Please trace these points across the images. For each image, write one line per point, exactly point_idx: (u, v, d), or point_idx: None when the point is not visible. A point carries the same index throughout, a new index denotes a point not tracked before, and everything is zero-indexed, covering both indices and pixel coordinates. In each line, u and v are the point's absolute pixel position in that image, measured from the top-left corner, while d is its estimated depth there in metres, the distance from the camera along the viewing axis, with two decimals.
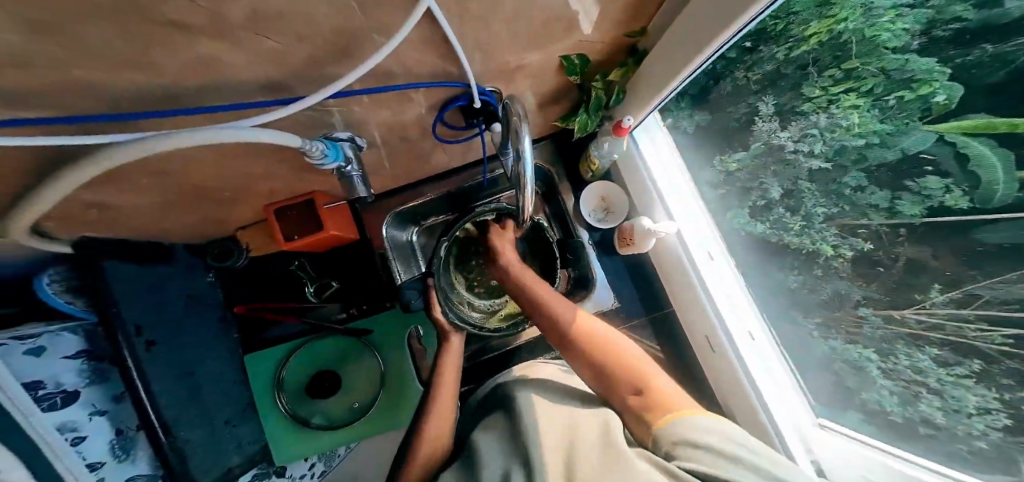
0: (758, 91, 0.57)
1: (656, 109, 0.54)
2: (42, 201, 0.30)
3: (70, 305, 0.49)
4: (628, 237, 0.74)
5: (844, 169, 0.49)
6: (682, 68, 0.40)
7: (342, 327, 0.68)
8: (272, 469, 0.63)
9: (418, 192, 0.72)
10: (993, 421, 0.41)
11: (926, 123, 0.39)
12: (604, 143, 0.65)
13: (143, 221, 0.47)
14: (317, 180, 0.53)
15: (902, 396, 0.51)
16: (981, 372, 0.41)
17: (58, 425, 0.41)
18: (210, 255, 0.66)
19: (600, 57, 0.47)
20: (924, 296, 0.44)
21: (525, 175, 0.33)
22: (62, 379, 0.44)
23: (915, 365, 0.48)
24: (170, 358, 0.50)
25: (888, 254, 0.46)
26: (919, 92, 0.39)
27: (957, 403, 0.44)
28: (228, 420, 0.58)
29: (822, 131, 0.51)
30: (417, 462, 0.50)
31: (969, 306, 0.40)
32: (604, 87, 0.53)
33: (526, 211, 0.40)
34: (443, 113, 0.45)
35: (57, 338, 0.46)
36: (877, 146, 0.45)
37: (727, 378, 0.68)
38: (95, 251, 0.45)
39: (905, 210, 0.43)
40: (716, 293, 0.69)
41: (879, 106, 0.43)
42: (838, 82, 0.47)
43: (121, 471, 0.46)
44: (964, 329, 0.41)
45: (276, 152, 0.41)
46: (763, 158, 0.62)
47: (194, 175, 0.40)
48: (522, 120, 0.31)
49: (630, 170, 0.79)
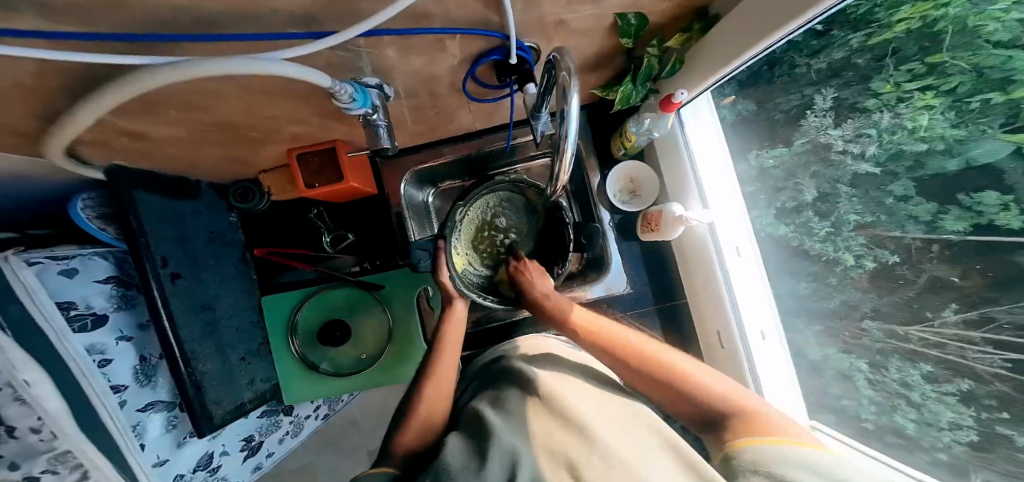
0: (818, 83, 0.52)
1: (714, 84, 0.49)
2: (74, 125, 0.29)
3: (102, 232, 0.49)
4: (654, 223, 0.72)
5: (894, 176, 0.45)
6: (766, 36, 0.36)
7: (354, 279, 0.68)
8: (280, 408, 0.72)
9: (436, 152, 0.70)
10: (962, 435, 0.43)
11: (1005, 131, 0.34)
12: (645, 119, 0.61)
13: (172, 156, 0.46)
14: (342, 130, 0.51)
15: (881, 406, 0.53)
16: (967, 392, 0.42)
17: (88, 346, 0.44)
18: (233, 195, 0.66)
19: (660, 20, 0.42)
20: (935, 314, 0.43)
21: (568, 140, 0.30)
22: (92, 302, 0.46)
23: (904, 379, 0.49)
24: (193, 294, 0.52)
25: (912, 269, 0.45)
26: (1010, 94, 0.33)
27: (933, 416, 0.46)
28: (244, 357, 0.60)
29: (881, 132, 0.46)
30: (416, 420, 0.51)
31: (980, 328, 0.39)
32: (658, 55, 0.49)
33: (560, 181, 0.37)
34: (475, 67, 0.42)
35: (90, 262, 0.48)
36: (939, 152, 0.41)
37: (731, 374, 0.69)
38: (123, 182, 0.44)
39: (947, 225, 0.40)
40: (739, 291, 0.66)
41: (957, 109, 0.38)
42: (917, 78, 0.41)
43: (144, 396, 0.50)
44: (965, 350, 0.41)
45: (302, 95, 0.39)
46: (806, 157, 0.57)
47: (227, 113, 0.39)
48: (572, 76, 0.28)
49: (667, 151, 0.74)
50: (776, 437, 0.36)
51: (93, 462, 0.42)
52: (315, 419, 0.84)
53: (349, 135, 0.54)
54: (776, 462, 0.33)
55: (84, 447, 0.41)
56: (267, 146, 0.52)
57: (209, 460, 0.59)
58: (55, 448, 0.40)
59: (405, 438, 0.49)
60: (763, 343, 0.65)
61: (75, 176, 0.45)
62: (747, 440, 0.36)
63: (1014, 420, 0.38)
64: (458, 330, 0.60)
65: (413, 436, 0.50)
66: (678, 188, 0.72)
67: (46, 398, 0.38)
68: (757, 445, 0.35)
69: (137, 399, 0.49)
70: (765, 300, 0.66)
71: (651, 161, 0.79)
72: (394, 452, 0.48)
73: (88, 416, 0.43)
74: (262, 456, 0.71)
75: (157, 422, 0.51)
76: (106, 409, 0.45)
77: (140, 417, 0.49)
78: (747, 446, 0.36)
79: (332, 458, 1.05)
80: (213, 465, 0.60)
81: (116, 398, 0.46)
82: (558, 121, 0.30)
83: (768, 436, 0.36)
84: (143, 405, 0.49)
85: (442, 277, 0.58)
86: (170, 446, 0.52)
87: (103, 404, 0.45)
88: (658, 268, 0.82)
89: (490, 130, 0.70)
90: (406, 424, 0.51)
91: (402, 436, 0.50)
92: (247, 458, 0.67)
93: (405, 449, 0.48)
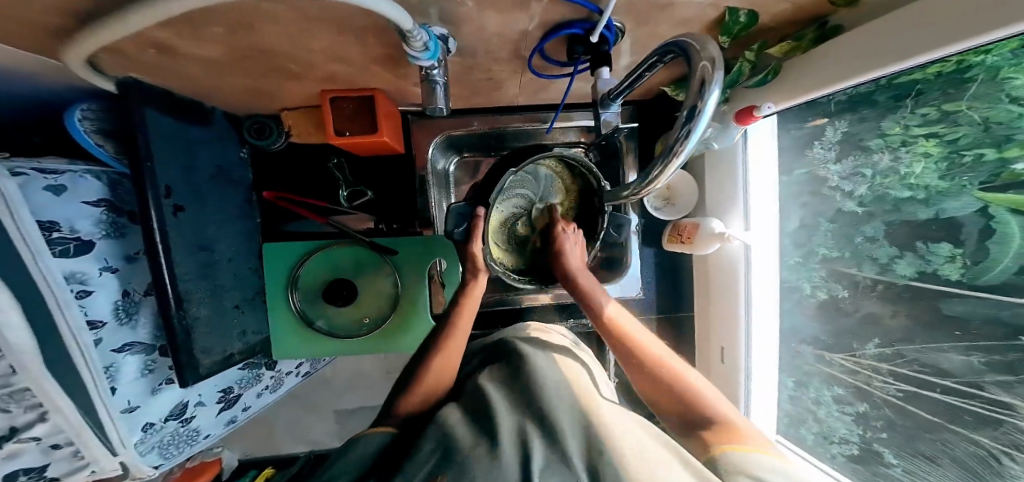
0: (834, 114, 0.57)
1: (807, 100, 0.49)
2: (112, 32, 0.24)
3: (98, 148, 0.43)
4: (687, 235, 0.74)
5: (872, 216, 0.55)
6: (879, 67, 0.34)
7: (367, 240, 0.64)
8: (264, 362, 0.72)
9: (465, 121, 0.69)
10: (846, 449, 0.62)
11: (981, 189, 0.41)
12: (711, 129, 0.62)
13: (197, 77, 0.41)
14: (388, 81, 0.48)
15: (793, 419, 0.71)
16: (862, 414, 0.60)
17: (66, 274, 0.38)
18: (248, 130, 0.62)
19: (767, 20, 0.37)
20: (861, 346, 0.58)
21: (688, 143, 0.26)
22: (78, 226, 0.40)
23: (817, 398, 0.66)
24: (192, 230, 0.47)
25: (852, 304, 0.59)
26: (1003, 152, 0.38)
27: (830, 432, 0.65)
28: (238, 305, 0.57)
29: (876, 174, 0.53)
30: (420, 387, 0.51)
31: (888, 362, 0.54)
32: (753, 60, 0.47)
33: (645, 189, 0.34)
34: (549, 39, 0.38)
35: (81, 180, 0.41)
36: (918, 201, 0.48)
37: (725, 386, 0.74)
38: (135, 97, 0.38)
39: (899, 269, 0.51)
40: (756, 318, 0.68)
41: (951, 161, 0.44)
42: (926, 124, 0.46)
43: (121, 335, 0.45)
44: (871, 379, 0.57)
45: (366, 35, 0.34)
46: (802, 185, 0.65)
47: (273, 37, 0.33)
48: (715, 67, 0.24)
49: (717, 163, 0.72)
50: (750, 447, 0.39)
51: (55, 403, 0.38)
52: (296, 376, 0.83)
53: (391, 86, 0.50)
54: (755, 470, 0.35)
55: (45, 387, 0.36)
56: (299, 83, 0.47)
57: (183, 410, 0.55)
58: (9, 386, 0.35)
59: (408, 401, 0.50)
60: (756, 359, 0.69)
61: (64, 79, 0.38)
62: (723, 450, 0.39)
63: (889, 440, 0.56)
64: (468, 319, 0.59)
65: (414, 402, 0.50)
66: (721, 202, 0.72)
67: (12, 328, 0.32)
68: (743, 456, 0.38)
69: (112, 339, 0.44)
70: (771, 322, 0.69)
71: (696, 171, 0.79)
72: (396, 412, 0.49)
73: (54, 355, 0.37)
74: (239, 409, 0.68)
75: (132, 364, 0.47)
76: (77, 346, 0.40)
77: (114, 358, 0.44)
78: (727, 454, 0.39)
79: (301, 415, 1.04)
80: (186, 416, 0.56)
81: (91, 336, 0.41)
82: (683, 119, 0.26)
83: (743, 446, 0.39)
84: (119, 346, 0.45)
85: (474, 246, 0.59)
86: (143, 393, 0.48)
87: (76, 341, 0.40)
88: (670, 275, 0.87)
89: (525, 108, 0.71)
90: (413, 387, 0.51)
91: (405, 398, 0.50)
92: (223, 410, 0.64)
93: (403, 412, 0.49)
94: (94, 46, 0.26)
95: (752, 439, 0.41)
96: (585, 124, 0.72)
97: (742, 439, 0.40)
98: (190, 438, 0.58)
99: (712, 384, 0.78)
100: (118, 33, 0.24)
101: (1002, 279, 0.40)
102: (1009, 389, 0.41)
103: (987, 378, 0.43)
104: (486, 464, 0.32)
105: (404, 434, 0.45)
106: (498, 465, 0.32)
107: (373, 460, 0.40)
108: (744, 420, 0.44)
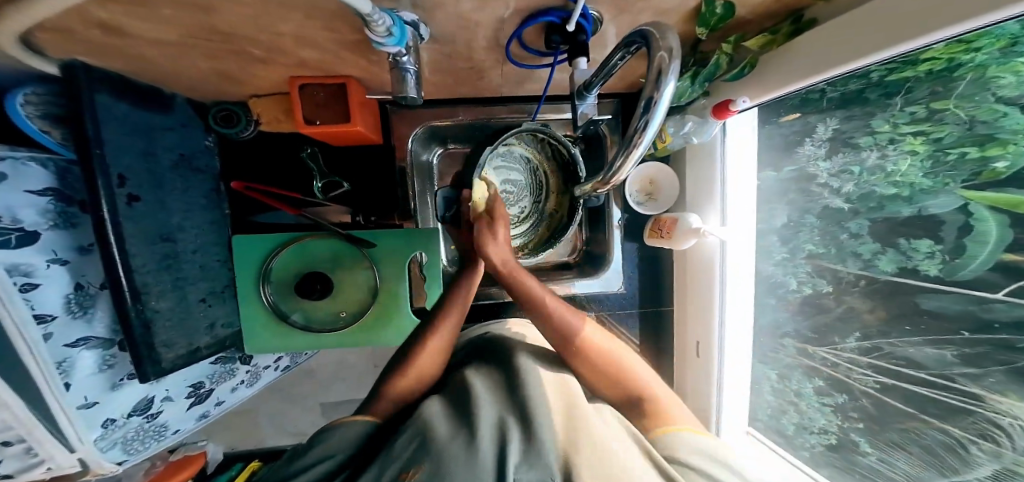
0: (826, 111, 0.56)
1: (780, 96, 0.49)
2: (37, 9, 0.22)
3: (45, 135, 0.40)
4: (667, 230, 0.73)
5: (857, 213, 0.55)
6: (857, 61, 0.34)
7: (342, 232, 0.63)
8: (238, 355, 0.70)
9: (448, 111, 0.68)
10: (824, 438, 0.64)
11: (964, 188, 0.41)
12: (688, 122, 0.64)
13: (150, 59, 0.38)
14: (360, 67, 0.46)
15: (774, 410, 0.72)
16: (839, 404, 0.61)
17: (6, 267, 0.36)
18: (213, 117, 0.59)
19: (750, 11, 0.36)
20: (842, 339, 0.59)
21: (645, 132, 0.27)
22: (20, 216, 0.38)
23: (798, 390, 0.67)
24: (151, 221, 0.45)
25: (837, 299, 0.59)
26: (985, 151, 0.38)
27: (810, 422, 0.66)
28: (204, 298, 0.55)
29: (863, 171, 0.53)
30: (411, 370, 0.51)
31: (868, 355, 0.55)
32: (730, 53, 0.46)
33: (618, 177, 0.35)
34: (524, 27, 0.37)
35: (24, 168, 0.38)
36: (902, 199, 0.48)
37: (700, 379, 0.76)
38: (84, 80, 0.36)
39: (881, 264, 0.52)
40: (730, 312, 0.70)
41: (934, 159, 0.44)
42: (915, 122, 0.46)
43: (75, 330, 0.43)
44: (849, 370, 0.58)
45: (329, 17, 0.32)
46: (791, 182, 0.65)
47: (226, 20, 0.31)
48: (673, 57, 0.24)
49: (697, 160, 0.70)
50: (686, 428, 0.43)
51: None
52: (274, 370, 0.82)
53: (365, 73, 0.48)
54: (679, 450, 0.40)
55: None
56: (264, 68, 0.44)
57: (148, 405, 0.54)
58: None
59: (398, 384, 0.50)
60: (732, 355, 0.71)
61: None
62: (659, 433, 0.43)
63: (865, 429, 0.57)
64: (461, 315, 0.56)
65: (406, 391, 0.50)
66: (700, 199, 0.71)
67: None
68: (672, 436, 0.42)
69: (65, 334, 0.42)
70: (745, 319, 0.70)
71: (677, 165, 0.78)
72: (385, 395, 0.49)
73: None
74: (211, 404, 0.66)
75: (88, 360, 0.45)
76: (23, 342, 0.38)
77: (68, 353, 0.42)
78: (663, 437, 0.43)
79: (280, 408, 1.03)
80: (152, 411, 0.55)
81: (39, 331, 0.39)
82: (640, 109, 0.26)
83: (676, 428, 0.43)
84: (73, 341, 0.43)
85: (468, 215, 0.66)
86: (102, 389, 0.47)
87: (22, 336, 0.38)
88: (653, 271, 0.87)
89: (513, 100, 0.69)
90: (404, 369, 0.51)
91: (396, 381, 0.50)
92: (193, 406, 0.62)
93: (395, 395, 0.49)
94: (22, 23, 0.24)
95: (681, 417, 0.46)
96: (568, 117, 0.71)
97: (674, 419, 0.46)
98: (156, 434, 0.57)
99: (690, 380, 0.79)
100: (37, 10, 0.22)
101: (976, 275, 0.41)
102: (978, 380, 0.43)
103: (956, 370, 0.45)
104: (462, 460, 0.32)
105: (383, 430, 0.45)
106: (476, 462, 0.32)
107: (356, 451, 0.41)
108: (680, 405, 0.49)
